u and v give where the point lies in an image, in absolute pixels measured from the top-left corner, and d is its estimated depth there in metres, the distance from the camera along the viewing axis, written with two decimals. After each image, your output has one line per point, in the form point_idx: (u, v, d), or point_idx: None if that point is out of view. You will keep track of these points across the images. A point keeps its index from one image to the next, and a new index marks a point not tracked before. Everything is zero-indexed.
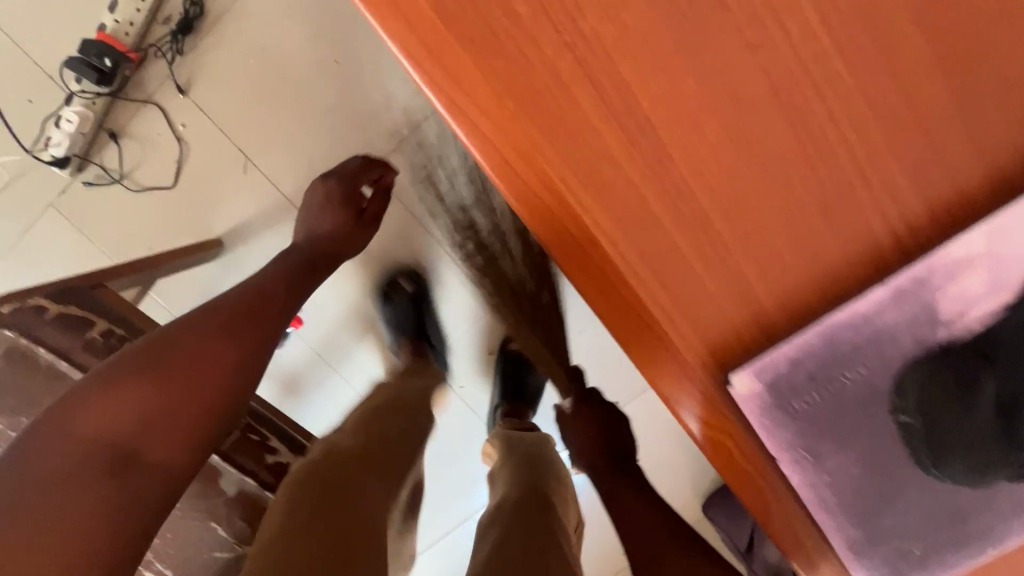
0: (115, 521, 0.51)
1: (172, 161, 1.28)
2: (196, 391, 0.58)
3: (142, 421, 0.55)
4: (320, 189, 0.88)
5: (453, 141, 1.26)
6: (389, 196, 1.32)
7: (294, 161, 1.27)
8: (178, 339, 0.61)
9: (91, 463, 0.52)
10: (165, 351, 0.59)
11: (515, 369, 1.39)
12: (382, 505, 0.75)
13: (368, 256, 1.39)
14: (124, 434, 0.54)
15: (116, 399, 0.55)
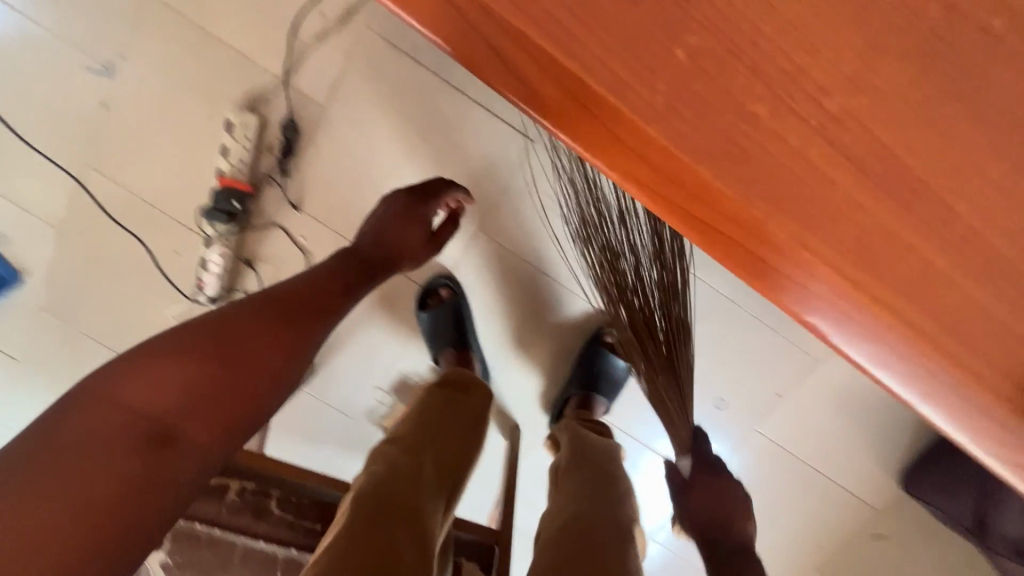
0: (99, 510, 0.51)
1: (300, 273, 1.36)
2: (231, 382, 0.61)
3: (173, 415, 0.57)
4: (396, 203, 0.94)
5: (550, 182, 1.30)
6: (506, 250, 1.34)
7: None
8: (230, 330, 0.63)
9: (133, 457, 0.53)
10: (223, 342, 0.62)
11: (601, 362, 1.32)
12: (411, 541, 0.66)
13: (493, 311, 1.38)
14: (155, 416, 0.56)
15: (163, 370, 0.58)
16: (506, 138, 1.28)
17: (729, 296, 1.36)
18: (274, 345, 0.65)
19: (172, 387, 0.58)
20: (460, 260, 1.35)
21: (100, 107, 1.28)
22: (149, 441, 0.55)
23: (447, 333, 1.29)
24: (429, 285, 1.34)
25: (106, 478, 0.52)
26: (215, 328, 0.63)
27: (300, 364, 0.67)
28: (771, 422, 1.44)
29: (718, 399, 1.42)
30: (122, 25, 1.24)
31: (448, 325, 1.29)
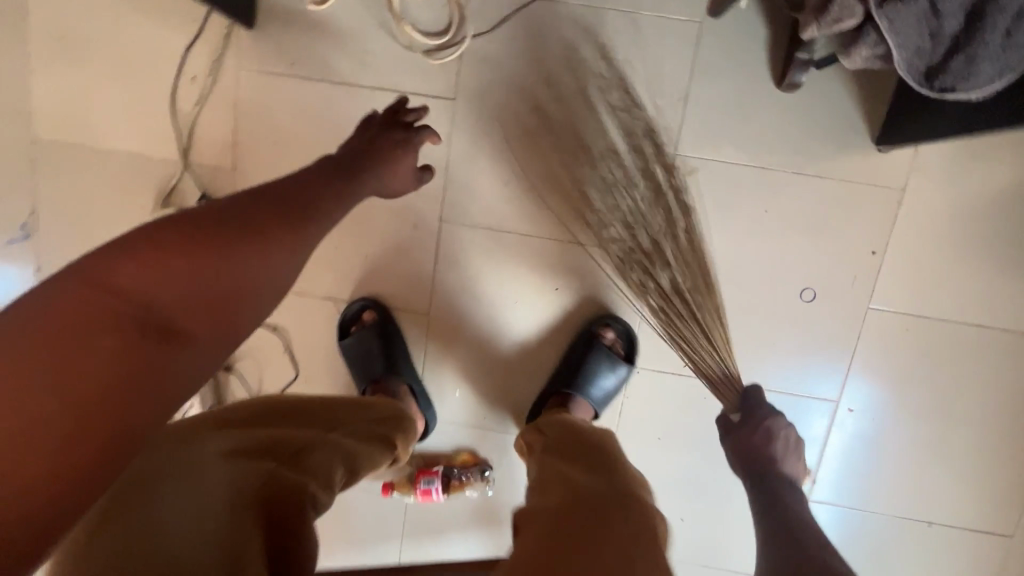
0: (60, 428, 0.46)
1: (281, 352, 1.23)
2: (214, 279, 0.57)
3: (145, 317, 0.52)
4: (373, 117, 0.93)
5: (492, 135, 1.10)
6: (481, 231, 1.14)
7: (378, 267, 1.18)
8: (208, 224, 0.59)
9: (93, 360, 0.48)
10: (198, 234, 0.57)
11: (597, 357, 1.12)
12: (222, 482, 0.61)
13: (497, 306, 1.17)
14: (129, 315, 0.51)
15: (153, 262, 0.54)
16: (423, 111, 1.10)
17: (757, 163, 1.07)
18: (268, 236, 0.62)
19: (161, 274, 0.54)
20: (435, 265, 1.16)
21: (32, 272, 1.21)
22: (122, 341, 0.50)
23: (379, 360, 1.16)
24: (349, 314, 1.18)
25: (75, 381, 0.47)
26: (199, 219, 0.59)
27: (291, 262, 0.64)
28: (883, 291, 1.11)
29: (803, 290, 1.12)
30: (20, 182, 1.18)
31: (376, 352, 1.16)
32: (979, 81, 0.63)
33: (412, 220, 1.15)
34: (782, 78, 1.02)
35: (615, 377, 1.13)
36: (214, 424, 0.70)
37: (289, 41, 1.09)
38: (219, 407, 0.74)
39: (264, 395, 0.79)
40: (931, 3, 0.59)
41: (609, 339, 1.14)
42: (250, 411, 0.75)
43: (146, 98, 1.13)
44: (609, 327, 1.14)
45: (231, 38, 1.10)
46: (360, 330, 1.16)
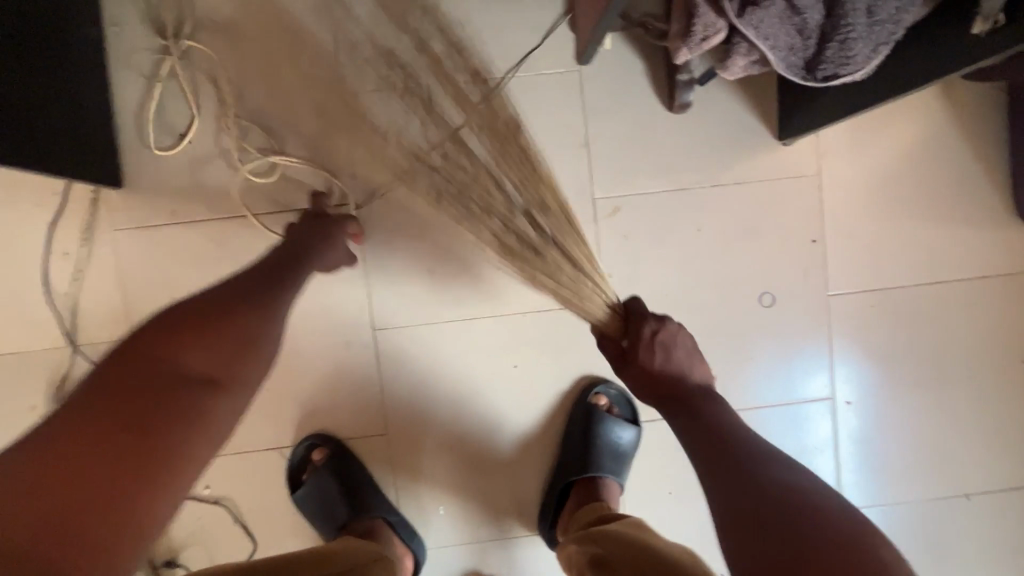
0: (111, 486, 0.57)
1: (232, 527, 1.06)
2: (206, 365, 0.67)
3: (171, 387, 0.64)
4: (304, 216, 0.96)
5: (405, 228, 1.04)
6: (419, 329, 1.05)
7: (317, 400, 1.06)
8: (206, 310, 0.71)
9: (140, 427, 0.61)
10: (204, 322, 0.70)
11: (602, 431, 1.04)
12: None
13: (458, 403, 1.06)
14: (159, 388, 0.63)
15: (184, 342, 0.67)
16: None
17: (676, 186, 1.05)
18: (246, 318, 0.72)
19: (177, 348, 0.66)
20: (380, 378, 1.05)
21: None
22: (158, 410, 0.62)
23: (343, 503, 1.02)
24: (296, 460, 1.04)
25: (119, 451, 0.59)
26: (190, 309, 0.71)
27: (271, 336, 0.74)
28: (837, 275, 1.09)
29: (762, 295, 1.08)
30: None
31: (337, 495, 1.02)
32: (858, 62, 0.62)
33: (343, 338, 1.05)
34: (671, 101, 1.02)
35: (625, 446, 1.05)
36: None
37: (164, 191, 1.01)
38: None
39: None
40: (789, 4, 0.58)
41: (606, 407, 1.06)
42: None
43: (14, 292, 1.01)
44: (603, 394, 1.06)
45: (97, 203, 1.01)
46: (312, 476, 1.02)
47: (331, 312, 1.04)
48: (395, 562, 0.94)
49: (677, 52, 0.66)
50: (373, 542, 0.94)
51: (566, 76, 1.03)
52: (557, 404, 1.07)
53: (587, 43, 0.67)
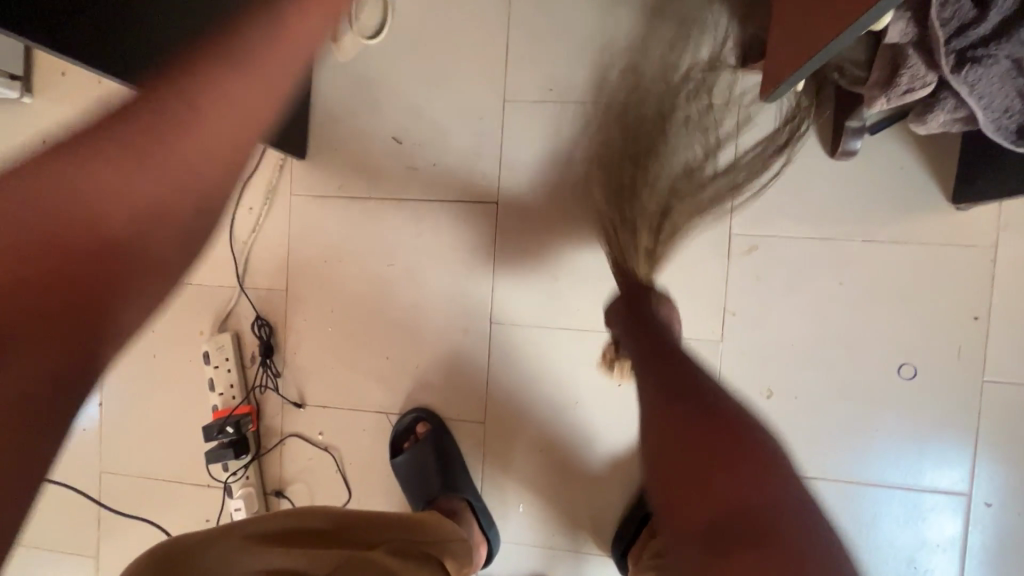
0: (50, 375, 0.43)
1: (334, 474, 1.17)
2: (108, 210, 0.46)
3: (156, 207, 0.48)
4: None
5: (538, 231, 1.09)
6: (533, 329, 1.09)
7: (428, 376, 1.14)
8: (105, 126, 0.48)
9: (53, 250, 0.43)
10: (118, 154, 0.47)
11: None
12: None
13: (557, 407, 1.09)
14: (149, 204, 0.48)
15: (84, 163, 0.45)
16: (468, 215, 1.11)
17: (822, 234, 1.01)
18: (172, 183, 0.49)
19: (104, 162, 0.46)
20: (489, 367, 1.11)
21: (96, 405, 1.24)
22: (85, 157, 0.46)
23: (437, 478, 1.09)
24: (401, 428, 1.13)
25: (132, 196, 0.47)
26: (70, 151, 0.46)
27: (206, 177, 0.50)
28: (997, 360, 0.98)
29: (901, 365, 1.00)
30: None
31: (433, 468, 1.09)
32: None
33: (463, 324, 1.12)
34: (834, 147, 0.98)
35: None
36: (248, 540, 0.69)
37: (337, 166, 1.15)
38: (255, 517, 0.73)
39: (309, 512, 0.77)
40: (1012, 64, 0.57)
41: None
42: (279, 529, 0.72)
43: None
44: None
45: (284, 168, 1.17)
46: (415, 446, 1.10)
47: (455, 297, 1.12)
48: (471, 547, 0.98)
49: (872, 100, 0.66)
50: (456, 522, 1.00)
51: (725, 107, 1.03)
52: None
53: (775, 84, 0.67)
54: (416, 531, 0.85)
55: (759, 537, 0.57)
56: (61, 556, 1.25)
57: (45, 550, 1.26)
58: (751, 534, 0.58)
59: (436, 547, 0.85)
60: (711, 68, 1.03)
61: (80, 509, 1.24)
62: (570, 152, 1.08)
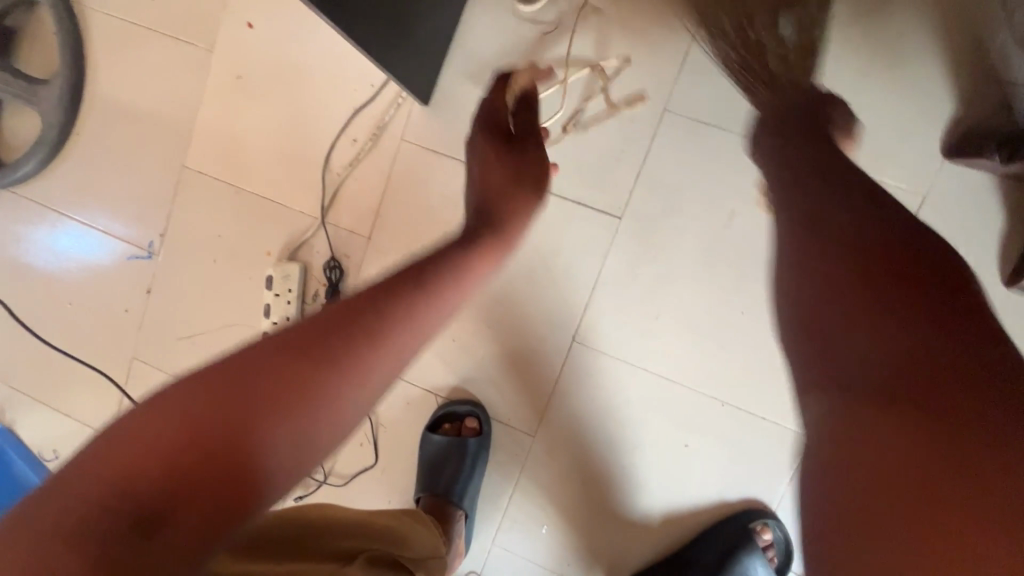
0: (173, 500, 0.41)
1: (366, 437, 1.13)
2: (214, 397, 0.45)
3: (278, 415, 0.45)
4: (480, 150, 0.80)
5: (654, 262, 0.99)
6: (615, 361, 1.02)
7: (490, 372, 1.07)
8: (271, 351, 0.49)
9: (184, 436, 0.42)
10: (304, 361, 0.48)
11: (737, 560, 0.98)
12: None
13: (613, 445, 1.03)
14: (245, 415, 0.44)
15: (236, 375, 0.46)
16: (584, 220, 1.01)
17: None
18: (289, 377, 0.47)
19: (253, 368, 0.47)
20: (556, 384, 1.04)
21: (144, 291, 1.19)
22: (275, 376, 0.47)
23: (451, 470, 1.05)
24: (445, 410, 1.07)
25: (248, 400, 0.45)
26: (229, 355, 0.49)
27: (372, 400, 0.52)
28: None
29: None
30: (159, 204, 1.18)
31: (467, 466, 1.05)
32: None
33: (543, 331, 1.04)
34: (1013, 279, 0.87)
35: None
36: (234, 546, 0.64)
37: (460, 124, 1.04)
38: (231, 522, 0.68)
39: (293, 509, 0.74)
40: None
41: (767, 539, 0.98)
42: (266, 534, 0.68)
43: (302, 153, 1.10)
44: (770, 529, 0.98)
45: (401, 107, 1.06)
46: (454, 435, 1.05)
47: (542, 300, 1.03)
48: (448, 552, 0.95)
49: None
50: (439, 526, 0.97)
51: (908, 193, 0.91)
52: (705, 504, 1.01)
53: None
54: (404, 546, 0.82)
55: (984, 498, 0.38)
56: (74, 425, 1.23)
57: (57, 416, 1.24)
58: (931, 399, 0.42)
59: (416, 558, 0.83)
60: (909, 146, 0.90)
61: (105, 389, 1.22)
62: (717, 189, 0.97)
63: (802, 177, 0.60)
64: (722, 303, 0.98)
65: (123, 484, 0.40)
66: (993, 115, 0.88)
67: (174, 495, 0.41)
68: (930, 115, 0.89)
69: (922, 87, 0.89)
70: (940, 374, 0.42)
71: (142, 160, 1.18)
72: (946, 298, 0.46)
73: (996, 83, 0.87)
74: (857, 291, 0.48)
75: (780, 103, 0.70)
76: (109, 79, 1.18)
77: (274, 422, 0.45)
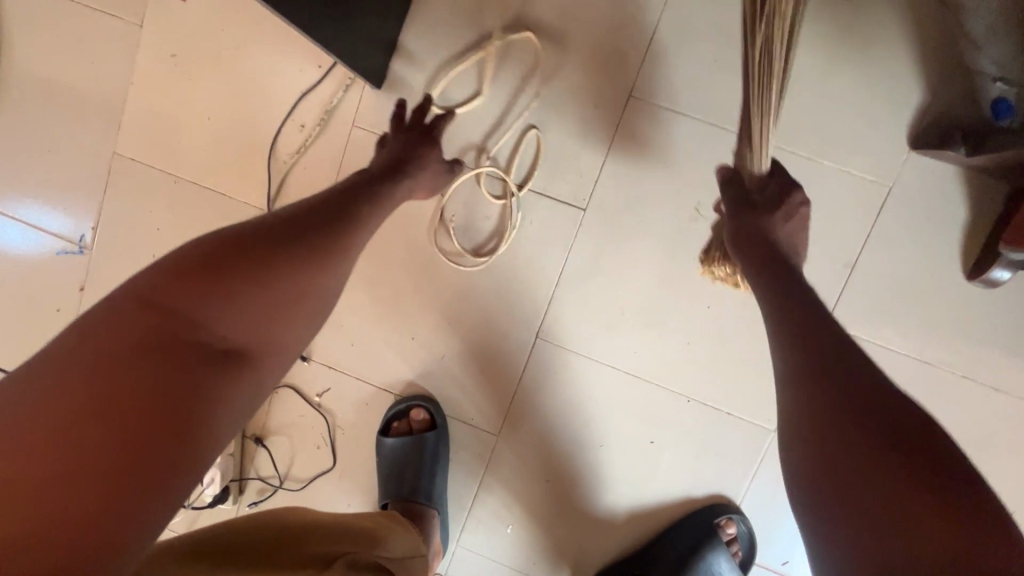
0: (115, 450, 0.46)
1: (323, 439, 1.08)
2: (94, 358, 0.49)
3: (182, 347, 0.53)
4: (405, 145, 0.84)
5: (619, 255, 0.96)
6: (578, 357, 0.99)
7: (451, 370, 1.03)
8: (127, 306, 0.53)
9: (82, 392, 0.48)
10: (188, 299, 0.55)
11: (703, 556, 0.97)
12: None
13: (577, 442, 1.01)
14: (129, 357, 0.50)
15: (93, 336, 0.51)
16: (546, 212, 0.96)
17: (923, 353, 0.91)
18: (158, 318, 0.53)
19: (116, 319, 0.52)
20: (519, 381, 1.01)
21: (76, 288, 1.10)
22: (154, 324, 0.52)
23: (410, 471, 1.01)
24: (394, 409, 1.03)
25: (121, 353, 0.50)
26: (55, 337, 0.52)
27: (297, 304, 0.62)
28: None
29: None
30: (89, 193, 1.08)
31: (424, 466, 1.02)
32: None
33: (507, 327, 1.00)
34: (976, 270, 0.86)
35: None
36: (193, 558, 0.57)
37: (416, 109, 0.98)
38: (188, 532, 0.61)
39: (261, 515, 0.68)
40: None
41: (732, 533, 0.97)
42: (233, 541, 0.61)
43: (245, 139, 1.03)
44: (735, 524, 0.97)
45: (351, 90, 0.99)
46: (412, 435, 1.01)
47: (504, 295, 0.99)
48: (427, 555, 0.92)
49: None
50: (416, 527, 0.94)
51: (876, 184, 0.89)
52: (670, 500, 1.00)
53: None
54: (381, 547, 0.77)
55: None
56: None
57: None
58: None
59: (396, 561, 0.78)
60: (877, 135, 0.88)
61: None
62: (684, 179, 0.93)
63: (799, 356, 0.60)
64: (687, 296, 0.96)
65: (52, 468, 0.45)
66: (959, 105, 0.86)
67: (126, 419, 0.48)
68: (898, 104, 0.87)
69: (891, 74, 0.87)
70: (928, 531, 0.46)
71: (67, 145, 1.08)
72: (952, 500, 0.47)
73: (962, 71, 0.85)
74: (865, 478, 0.50)
75: (758, 243, 0.70)
76: (25, 55, 1.07)
77: (181, 350, 0.52)
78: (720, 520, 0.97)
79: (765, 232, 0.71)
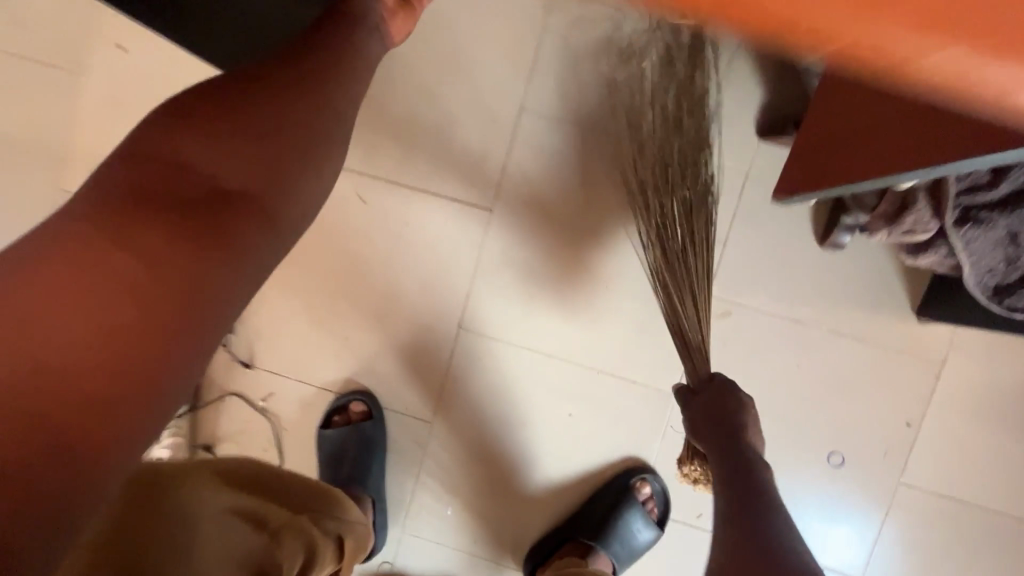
0: (114, 370, 0.48)
1: (270, 442, 1.15)
2: (114, 265, 0.50)
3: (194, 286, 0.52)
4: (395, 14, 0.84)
5: (526, 248, 1.08)
6: (498, 343, 1.09)
7: (385, 365, 1.12)
8: (111, 222, 0.51)
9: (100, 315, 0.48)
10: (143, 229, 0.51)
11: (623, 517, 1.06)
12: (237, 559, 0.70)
13: (504, 422, 1.10)
14: (158, 279, 0.51)
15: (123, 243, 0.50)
16: (459, 215, 1.08)
17: (793, 314, 1.04)
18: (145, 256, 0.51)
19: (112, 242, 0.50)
20: (447, 371, 1.11)
21: None
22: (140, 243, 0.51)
23: (338, 435, 1.11)
24: (335, 403, 1.12)
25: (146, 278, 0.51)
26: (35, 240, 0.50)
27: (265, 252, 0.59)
28: (911, 467, 1.05)
29: (830, 452, 1.06)
30: None
31: (358, 454, 1.10)
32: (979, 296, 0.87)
33: (432, 321, 1.10)
34: (824, 237, 1.01)
35: (641, 536, 1.07)
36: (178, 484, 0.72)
37: None
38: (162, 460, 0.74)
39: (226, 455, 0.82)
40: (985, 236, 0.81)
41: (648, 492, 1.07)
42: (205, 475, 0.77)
43: None
44: (649, 483, 1.07)
45: None
46: (347, 425, 1.10)
47: (427, 292, 1.10)
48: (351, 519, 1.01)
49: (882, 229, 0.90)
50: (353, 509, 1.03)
51: (736, 170, 1.03)
52: (592, 468, 1.09)
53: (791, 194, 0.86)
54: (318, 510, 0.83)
55: None
56: None
57: None
58: None
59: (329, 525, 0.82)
60: (733, 129, 1.03)
61: None
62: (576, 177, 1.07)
63: (747, 538, 0.72)
64: (589, 280, 1.08)
65: (67, 372, 0.46)
66: (795, 100, 1.02)
67: (133, 353, 0.49)
68: (746, 101, 1.03)
69: (737, 78, 1.02)
70: None
71: (14, 186, 1.16)
72: None
73: (794, 72, 1.01)
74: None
75: (711, 425, 0.81)
76: None
77: (181, 287, 0.52)
78: (635, 480, 1.07)
79: (730, 418, 0.80)
